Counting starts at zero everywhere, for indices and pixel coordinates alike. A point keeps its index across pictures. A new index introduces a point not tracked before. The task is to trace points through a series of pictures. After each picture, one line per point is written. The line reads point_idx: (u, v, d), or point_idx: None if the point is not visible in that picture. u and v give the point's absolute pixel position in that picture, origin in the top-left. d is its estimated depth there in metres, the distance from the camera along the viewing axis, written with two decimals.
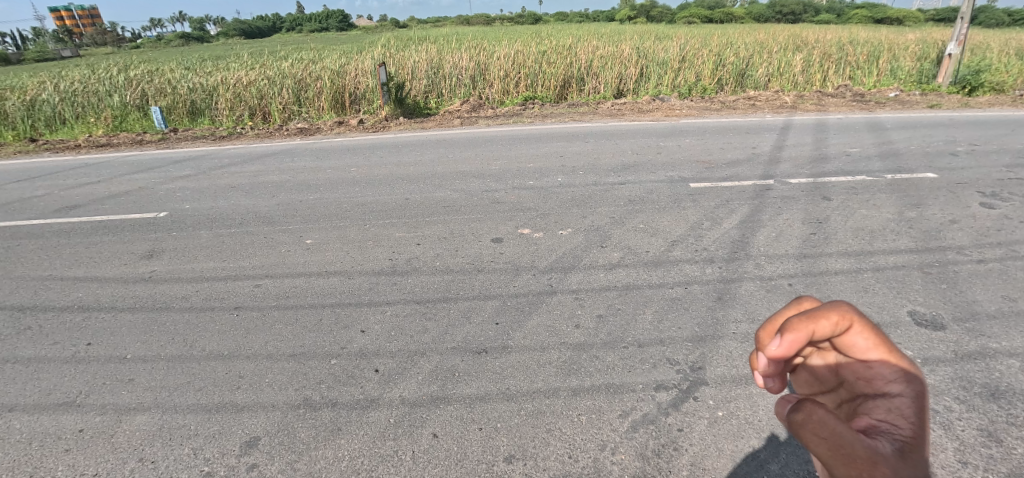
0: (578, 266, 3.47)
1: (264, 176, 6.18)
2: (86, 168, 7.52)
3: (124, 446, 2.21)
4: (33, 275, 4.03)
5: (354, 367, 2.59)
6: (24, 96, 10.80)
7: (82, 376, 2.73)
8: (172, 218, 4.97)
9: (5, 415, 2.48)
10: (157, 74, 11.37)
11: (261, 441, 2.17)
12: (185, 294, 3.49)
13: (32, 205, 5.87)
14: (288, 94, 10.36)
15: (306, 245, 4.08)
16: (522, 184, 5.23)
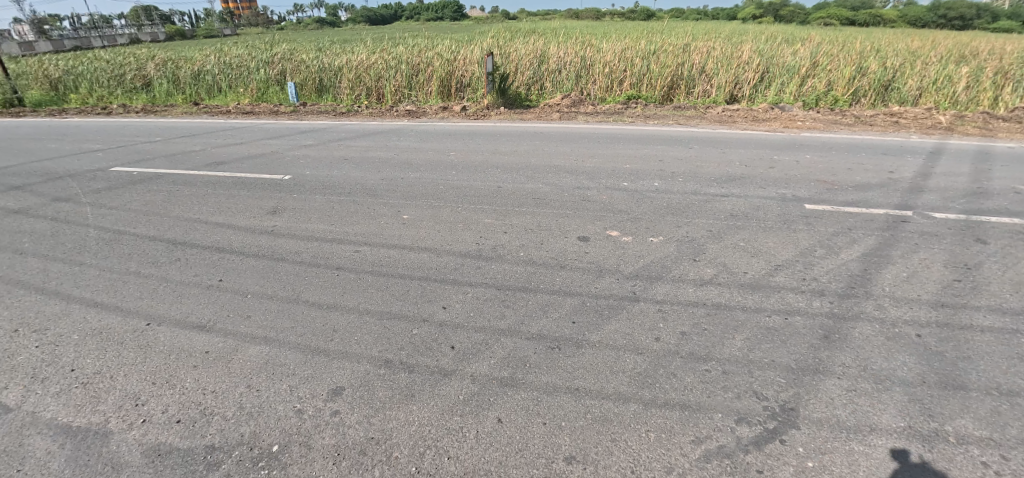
0: (666, 277, 3.30)
1: (373, 152, 6.70)
2: (233, 131, 8.76)
3: (236, 372, 2.56)
4: (185, 216, 4.79)
5: (433, 339, 2.72)
6: (196, 67, 12.83)
7: (211, 306, 3.19)
8: (294, 181, 5.59)
9: (156, 327, 3.01)
10: (295, 53, 12.77)
11: (345, 391, 2.38)
12: (297, 249, 3.92)
13: (191, 158, 6.98)
14: (401, 77, 11.11)
15: (402, 220, 4.35)
16: (615, 184, 5.09)
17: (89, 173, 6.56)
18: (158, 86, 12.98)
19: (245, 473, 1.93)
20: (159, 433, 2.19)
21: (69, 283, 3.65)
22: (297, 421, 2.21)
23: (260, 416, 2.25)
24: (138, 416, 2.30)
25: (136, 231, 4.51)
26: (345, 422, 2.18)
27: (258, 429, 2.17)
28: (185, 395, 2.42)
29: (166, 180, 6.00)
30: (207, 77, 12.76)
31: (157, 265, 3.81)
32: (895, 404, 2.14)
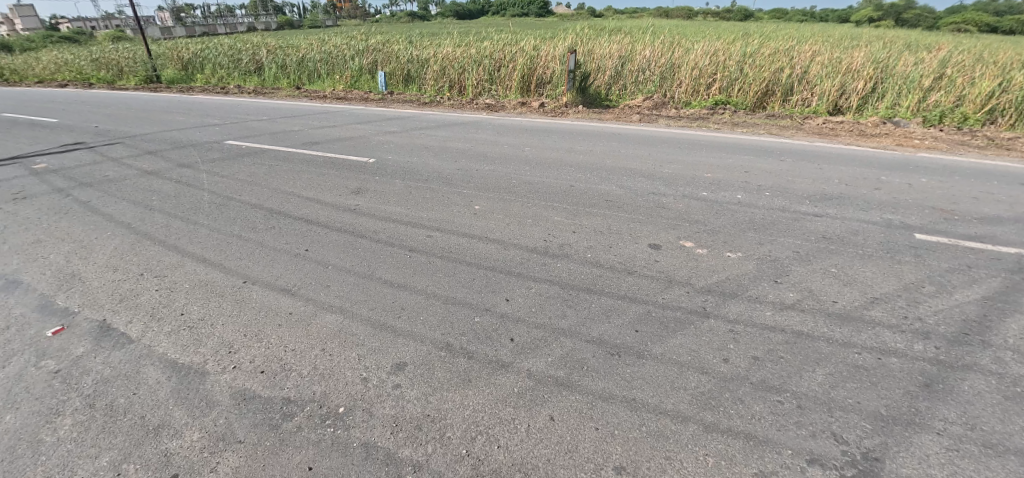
0: (742, 296, 3.09)
1: (451, 142, 6.93)
2: (328, 114, 9.48)
3: (313, 335, 2.80)
4: (281, 188, 5.27)
5: (493, 329, 2.77)
6: (301, 54, 14.03)
7: (297, 273, 3.50)
8: (377, 165, 5.94)
9: (251, 285, 3.37)
10: (388, 43, 13.50)
11: (407, 367, 2.50)
12: (375, 228, 4.17)
13: (290, 136, 7.67)
14: (484, 71, 11.35)
15: (474, 210, 4.46)
16: (693, 192, 4.84)
17: (208, 144, 7.45)
18: (268, 70, 14.36)
19: (314, 428, 2.15)
20: (246, 380, 2.48)
21: (185, 239, 4.18)
22: (362, 389, 2.38)
23: (330, 379, 2.45)
24: (230, 362, 2.63)
25: (240, 198, 5.05)
26: (404, 396, 2.31)
27: (328, 390, 2.38)
28: (269, 349, 2.70)
29: (269, 154, 6.65)
30: (309, 64, 13.89)
31: (255, 231, 4.25)
32: (1009, 475, 1.83)
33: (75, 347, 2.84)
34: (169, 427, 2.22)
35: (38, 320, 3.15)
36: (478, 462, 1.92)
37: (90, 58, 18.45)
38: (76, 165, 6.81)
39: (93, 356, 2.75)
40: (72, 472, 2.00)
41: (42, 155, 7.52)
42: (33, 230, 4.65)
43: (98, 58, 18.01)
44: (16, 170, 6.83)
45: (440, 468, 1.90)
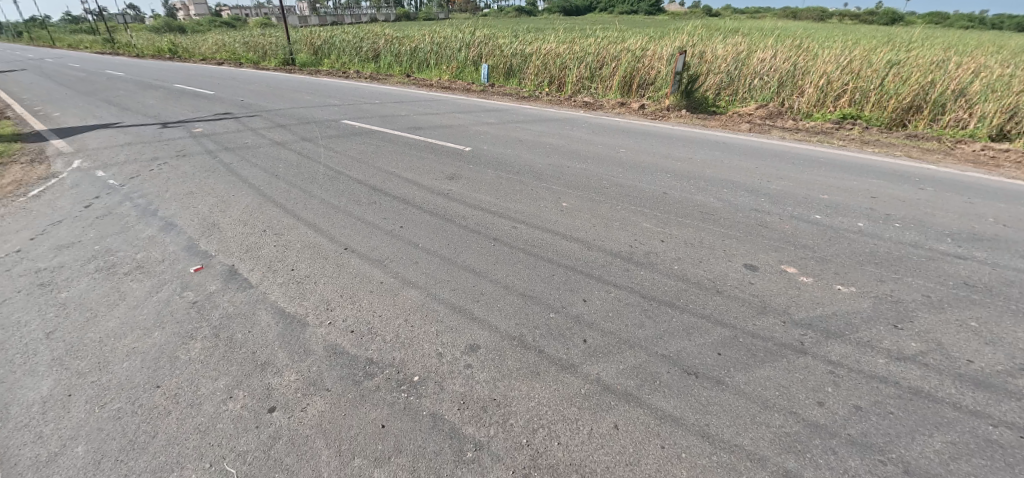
0: (849, 336, 2.74)
1: (545, 138, 6.97)
2: (432, 102, 10.03)
3: (399, 305, 3.01)
4: (384, 168, 5.70)
5: (567, 328, 2.77)
6: (414, 44, 14.95)
7: (391, 247, 3.78)
8: (472, 154, 6.17)
9: (350, 252, 3.72)
10: (495, 37, 13.85)
11: (480, 350, 2.60)
12: (464, 214, 4.35)
13: (397, 120, 8.25)
14: (585, 68, 11.21)
15: (560, 207, 4.45)
16: (803, 214, 4.38)
17: (327, 122, 8.27)
18: (385, 58, 15.53)
19: (390, 391, 2.35)
20: (339, 336, 2.76)
21: (301, 204, 4.71)
22: (437, 363, 2.52)
23: (409, 348, 2.63)
24: (327, 317, 2.93)
25: (349, 173, 5.56)
26: (474, 377, 2.41)
27: (406, 358, 2.56)
28: (360, 312, 2.96)
29: (377, 135, 7.23)
30: (421, 53, 14.75)
31: (359, 204, 4.65)
32: None
33: (209, 284, 3.36)
34: (273, 365, 2.56)
35: (185, 258, 3.77)
36: (537, 455, 1.97)
37: (243, 41, 21.34)
38: (224, 132, 7.97)
39: (222, 294, 3.24)
40: (198, 390, 2.43)
41: (200, 122, 8.91)
42: (189, 183, 5.55)
43: (249, 41, 20.77)
44: (181, 132, 8.17)
45: (500, 453, 1.98)
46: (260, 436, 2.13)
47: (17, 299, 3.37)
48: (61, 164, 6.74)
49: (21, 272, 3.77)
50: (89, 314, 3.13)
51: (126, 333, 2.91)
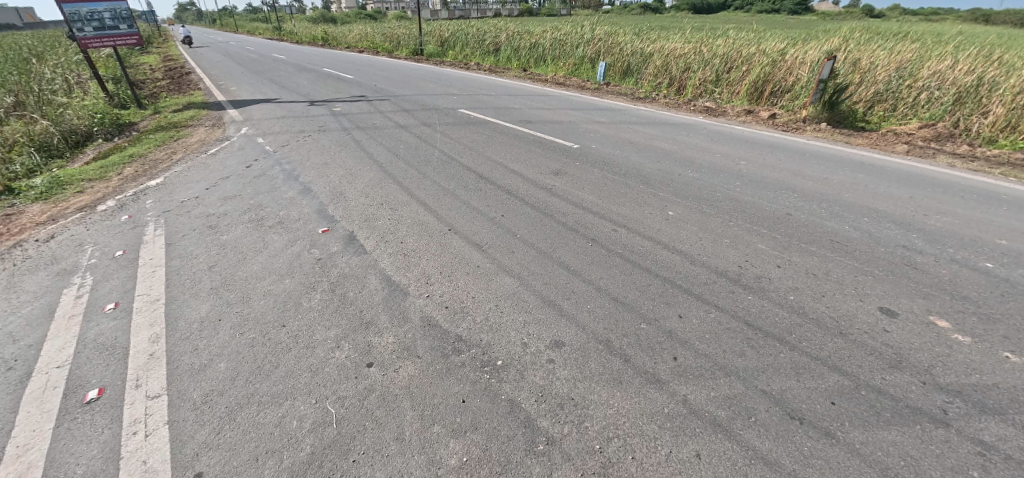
0: (1017, 415, 2.23)
1: (657, 141, 6.66)
2: (544, 97, 10.13)
3: (492, 290, 3.12)
4: (493, 157, 5.91)
5: (658, 341, 2.64)
6: (535, 38, 15.16)
7: (490, 234, 3.92)
8: (579, 152, 6.12)
9: (453, 234, 3.93)
10: (616, 34, 13.49)
11: (564, 348, 2.59)
12: (564, 211, 4.35)
13: (510, 113, 8.48)
14: (711, 71, 10.44)
15: (666, 215, 4.24)
16: (968, 260, 3.63)
17: (446, 110, 8.79)
18: (504, 52, 16.04)
19: (474, 369, 2.46)
20: (434, 309, 2.94)
21: (415, 184, 5.08)
22: (521, 351, 2.57)
23: (496, 332, 2.71)
24: (426, 291, 3.14)
25: (460, 159, 5.86)
26: (555, 373, 2.42)
27: (492, 341, 2.65)
28: (456, 291, 3.13)
29: (489, 126, 7.51)
30: (539, 49, 14.96)
31: (466, 190, 4.89)
32: None
33: (332, 245, 3.80)
34: (375, 325, 2.82)
35: (315, 219, 4.31)
36: (608, 463, 1.94)
37: (381, 32, 23.50)
38: (358, 112, 8.89)
39: (341, 255, 3.64)
40: (313, 335, 2.77)
41: (340, 102, 10.04)
42: (326, 155, 6.31)
43: (387, 32, 22.78)
44: (324, 110, 9.28)
45: (571, 452, 1.99)
46: (357, 386, 2.38)
47: (192, 237, 4.15)
48: (233, 129, 8.09)
49: (196, 214, 4.63)
50: (240, 256, 3.73)
51: (265, 276, 3.42)
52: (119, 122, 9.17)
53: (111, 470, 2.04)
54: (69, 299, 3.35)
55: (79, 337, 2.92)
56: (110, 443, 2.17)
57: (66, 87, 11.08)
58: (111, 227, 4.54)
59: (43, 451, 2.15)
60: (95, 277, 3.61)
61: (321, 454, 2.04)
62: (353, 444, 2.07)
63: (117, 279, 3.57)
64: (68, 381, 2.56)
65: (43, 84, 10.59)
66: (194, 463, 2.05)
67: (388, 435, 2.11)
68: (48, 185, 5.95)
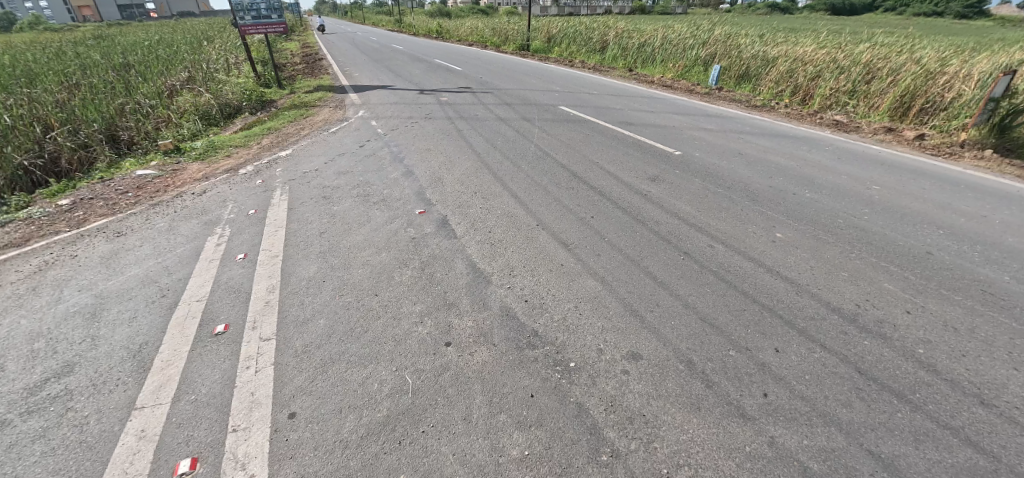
0: None
1: (771, 155, 6.07)
2: (649, 100, 9.71)
3: (573, 291, 3.09)
4: (589, 157, 5.82)
5: (747, 372, 2.42)
6: (645, 38, 14.59)
7: (577, 234, 3.87)
8: (680, 159, 5.79)
9: (539, 229, 3.95)
10: (736, 36, 12.49)
11: (641, 362, 2.49)
12: (657, 219, 4.15)
13: (610, 113, 8.26)
14: (846, 80, 9.20)
15: (773, 237, 3.85)
16: None
17: (546, 106, 8.83)
18: (611, 50, 15.65)
19: (547, 367, 2.46)
20: (514, 301, 2.99)
21: (508, 176, 5.18)
22: (595, 357, 2.52)
23: (573, 334, 2.69)
24: (509, 282, 3.20)
25: (554, 156, 5.86)
26: (629, 385, 2.33)
27: (568, 342, 2.63)
28: (537, 286, 3.14)
29: (587, 125, 7.39)
30: (648, 49, 14.35)
31: (557, 187, 4.88)
32: None
33: (426, 226, 4.02)
34: (457, 308, 2.94)
35: (414, 200, 4.59)
36: None
37: (491, 26, 24.20)
38: (462, 103, 9.27)
39: (433, 237, 3.84)
40: (401, 307, 2.97)
41: (447, 92, 10.54)
42: (428, 141, 6.68)
43: (496, 26, 23.40)
44: (432, 99, 9.82)
45: (635, 470, 1.91)
46: (434, 361, 2.51)
47: (310, 204, 4.66)
48: (353, 111, 8.89)
49: (314, 185, 5.18)
50: (346, 226, 4.11)
51: (365, 247, 3.72)
52: (262, 98, 10.54)
53: (226, 395, 2.37)
54: (212, 245, 3.95)
55: (215, 278, 3.43)
56: (228, 372, 2.52)
57: (227, 67, 12.98)
58: (248, 188, 5.25)
59: (179, 368, 2.57)
60: (231, 230, 4.21)
61: (396, 419, 2.18)
62: (425, 416, 2.18)
63: (249, 233, 4.13)
64: (203, 314, 3.03)
65: (211, 63, 12.52)
66: (290, 403, 2.30)
67: (457, 414, 2.19)
68: (206, 148, 7.05)
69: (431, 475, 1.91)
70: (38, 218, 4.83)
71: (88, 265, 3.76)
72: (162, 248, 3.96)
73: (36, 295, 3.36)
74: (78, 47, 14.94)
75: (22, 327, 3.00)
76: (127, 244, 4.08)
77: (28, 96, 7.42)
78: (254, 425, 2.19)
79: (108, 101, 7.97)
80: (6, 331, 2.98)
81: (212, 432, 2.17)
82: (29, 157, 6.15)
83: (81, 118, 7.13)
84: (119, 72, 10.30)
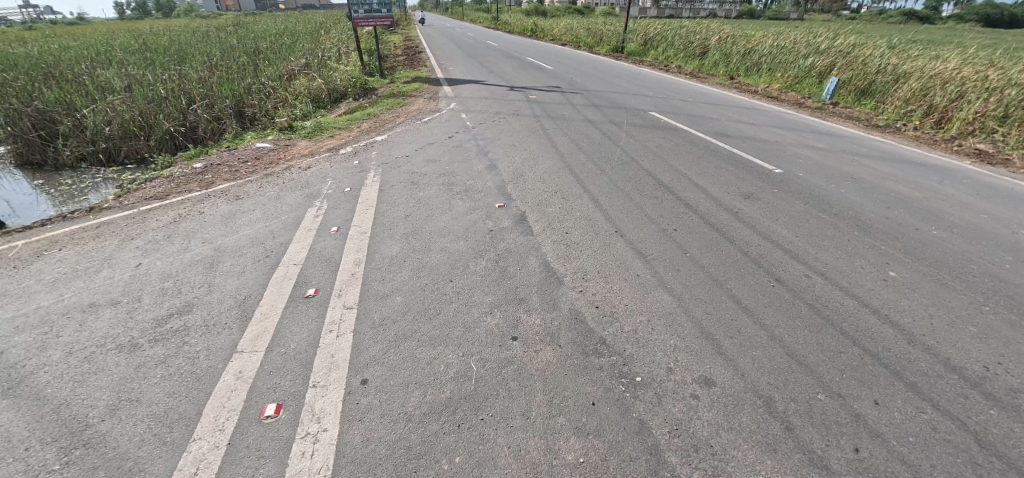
0: None
1: (891, 183, 5.35)
2: (749, 111, 9.05)
3: (647, 304, 2.98)
4: (677, 167, 5.56)
5: (837, 422, 2.17)
6: (752, 45, 13.57)
7: (657, 245, 3.72)
8: (781, 178, 5.32)
9: (618, 236, 3.85)
10: (862, 46, 11.14)
11: (713, 389, 2.34)
12: (747, 240, 3.86)
13: (705, 123, 7.81)
14: (999, 103, 7.61)
15: (884, 276, 3.41)
16: None
17: (636, 111, 8.56)
18: (712, 56, 14.79)
19: (611, 377, 2.40)
20: (584, 306, 2.95)
21: (590, 179, 5.11)
22: (664, 376, 2.41)
23: (642, 348, 2.59)
24: (581, 286, 3.16)
25: (640, 163, 5.67)
26: (697, 411, 2.20)
27: (636, 356, 2.55)
28: (610, 294, 3.07)
29: (678, 133, 7.05)
30: (754, 56, 13.33)
31: (641, 194, 4.72)
32: None
33: (504, 221, 4.10)
34: (526, 304, 2.96)
35: (495, 194, 4.70)
36: None
37: (587, 27, 23.94)
38: (551, 102, 9.28)
39: (510, 231, 3.90)
40: (473, 296, 3.05)
41: (536, 90, 10.61)
42: (514, 137, 6.78)
43: (591, 27, 23.11)
44: (521, 96, 9.94)
45: None
46: (500, 353, 2.55)
47: (398, 188, 4.94)
48: (445, 103, 9.28)
49: (404, 170, 5.49)
50: (429, 212, 4.30)
51: (445, 234, 3.88)
52: (366, 84, 11.35)
53: (311, 353, 2.60)
54: (311, 216, 4.35)
55: (311, 246, 3.78)
56: (315, 333, 2.76)
57: (339, 55, 14.17)
58: (346, 168, 5.69)
59: (275, 323, 2.86)
60: (329, 204, 4.60)
61: (457, 402, 2.25)
62: (485, 405, 2.23)
63: (343, 209, 4.49)
64: (298, 277, 3.35)
65: (326, 51, 13.76)
66: (363, 370, 2.47)
67: (516, 408, 2.21)
68: (314, 128, 7.76)
69: (484, 463, 1.94)
70: (177, 177, 5.64)
71: (211, 222, 4.31)
72: (269, 213, 4.43)
73: (170, 242, 3.93)
74: (223, 32, 17.18)
75: (157, 268, 3.52)
76: (243, 207, 4.62)
77: (180, 73, 8.69)
78: (331, 384, 2.38)
79: (239, 81, 9.08)
80: (145, 269, 3.51)
81: (295, 384, 2.39)
82: (175, 124, 7.24)
83: (218, 94, 8.21)
84: (251, 56, 11.67)
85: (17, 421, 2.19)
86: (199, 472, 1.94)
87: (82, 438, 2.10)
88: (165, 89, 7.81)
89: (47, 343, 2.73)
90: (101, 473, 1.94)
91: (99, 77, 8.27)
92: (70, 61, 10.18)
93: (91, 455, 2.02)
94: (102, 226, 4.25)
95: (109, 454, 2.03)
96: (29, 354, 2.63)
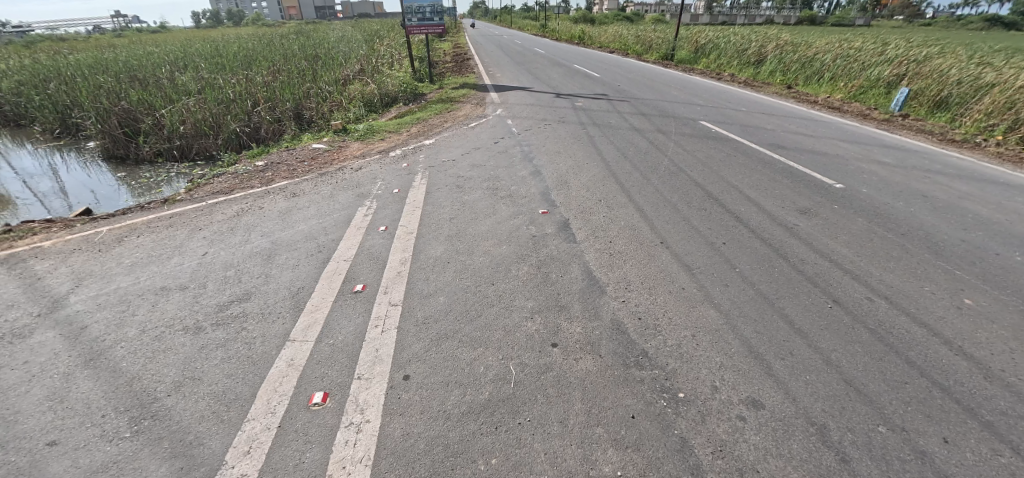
0: None
1: (969, 203, 4.93)
2: (807, 122, 8.62)
3: (694, 318, 2.89)
4: (728, 178, 5.38)
5: (899, 457, 2.01)
6: (814, 54, 12.91)
7: (705, 258, 3.61)
8: (842, 193, 5.03)
9: (663, 248, 3.76)
10: (937, 55, 10.35)
11: (761, 411, 2.24)
12: (803, 257, 3.67)
13: (759, 133, 7.51)
14: None
15: (957, 303, 3.14)
16: None
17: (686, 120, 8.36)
18: (768, 65, 14.18)
19: (653, 390, 2.36)
20: (627, 316, 2.91)
21: (636, 188, 5.05)
22: (709, 393, 2.33)
23: (686, 363, 2.52)
24: (624, 296, 3.12)
25: (689, 173, 5.52)
26: (743, 433, 2.12)
27: (679, 370, 2.48)
28: (654, 306, 3.02)
29: (730, 144, 6.82)
30: (815, 65, 12.68)
31: (689, 206, 4.60)
32: None
33: (547, 227, 4.11)
34: (567, 312, 2.95)
35: (538, 200, 4.72)
36: None
37: (636, 34, 23.62)
38: (598, 109, 9.22)
39: (553, 238, 3.92)
40: (515, 300, 3.08)
41: (583, 97, 10.59)
42: (558, 144, 6.79)
43: (640, 34, 22.77)
44: (568, 103, 9.95)
45: None
46: (539, 359, 2.56)
47: (444, 190, 5.06)
48: (491, 110, 9.40)
49: (450, 174, 5.62)
50: (473, 216, 4.38)
51: (489, 238, 3.94)
52: (416, 89, 11.67)
53: (357, 346, 2.70)
54: (361, 215, 4.54)
55: (360, 243, 3.94)
56: (361, 327, 2.87)
57: (391, 61, 14.74)
58: (395, 170, 5.90)
59: (326, 315, 3.00)
60: (378, 204, 4.79)
61: (495, 404, 2.27)
62: (523, 408, 2.24)
63: (391, 209, 4.66)
64: (348, 272, 3.49)
65: (379, 59, 14.34)
66: (405, 366, 2.54)
67: (554, 415, 2.20)
68: (366, 130, 8.11)
69: (520, 466, 1.95)
70: (242, 173, 6.05)
71: (270, 216, 4.58)
72: (322, 211, 4.66)
73: (233, 234, 4.21)
74: (286, 40, 18.34)
75: (220, 257, 3.78)
76: (299, 204, 4.88)
77: (247, 78, 9.31)
78: (374, 377, 2.47)
79: (300, 86, 9.62)
80: (209, 258, 3.78)
81: (342, 375, 2.49)
82: (241, 125, 7.76)
83: (280, 98, 8.75)
84: (311, 62, 12.35)
85: (96, 389, 2.42)
86: (252, 451, 2.06)
87: (151, 411, 2.29)
88: (234, 92, 8.42)
89: (123, 321, 2.98)
90: (166, 444, 2.10)
91: (177, 80, 9.01)
92: (153, 65, 11.17)
93: (158, 427, 2.19)
94: (175, 217, 4.61)
95: (173, 426, 2.19)
96: (108, 330, 2.89)
